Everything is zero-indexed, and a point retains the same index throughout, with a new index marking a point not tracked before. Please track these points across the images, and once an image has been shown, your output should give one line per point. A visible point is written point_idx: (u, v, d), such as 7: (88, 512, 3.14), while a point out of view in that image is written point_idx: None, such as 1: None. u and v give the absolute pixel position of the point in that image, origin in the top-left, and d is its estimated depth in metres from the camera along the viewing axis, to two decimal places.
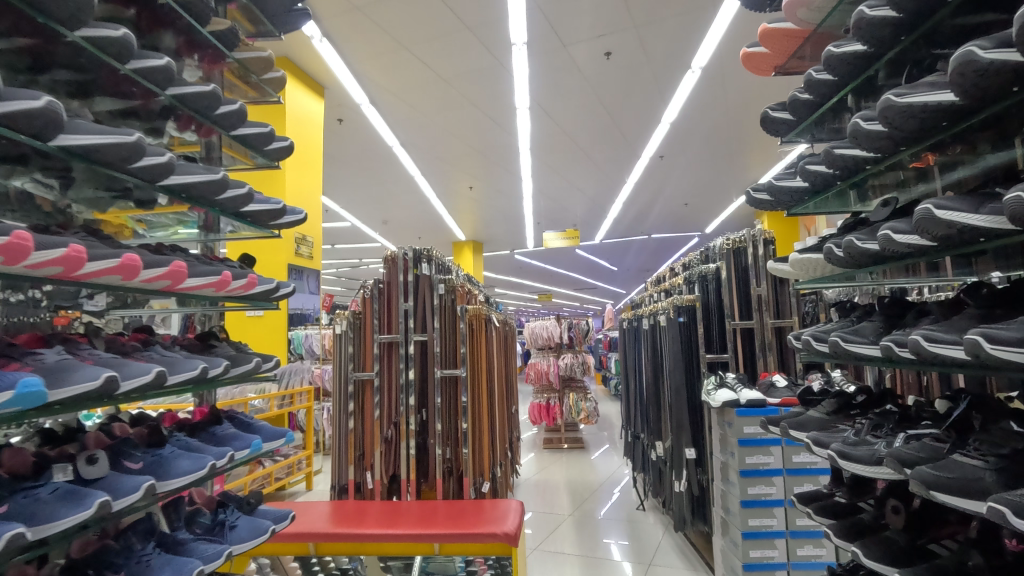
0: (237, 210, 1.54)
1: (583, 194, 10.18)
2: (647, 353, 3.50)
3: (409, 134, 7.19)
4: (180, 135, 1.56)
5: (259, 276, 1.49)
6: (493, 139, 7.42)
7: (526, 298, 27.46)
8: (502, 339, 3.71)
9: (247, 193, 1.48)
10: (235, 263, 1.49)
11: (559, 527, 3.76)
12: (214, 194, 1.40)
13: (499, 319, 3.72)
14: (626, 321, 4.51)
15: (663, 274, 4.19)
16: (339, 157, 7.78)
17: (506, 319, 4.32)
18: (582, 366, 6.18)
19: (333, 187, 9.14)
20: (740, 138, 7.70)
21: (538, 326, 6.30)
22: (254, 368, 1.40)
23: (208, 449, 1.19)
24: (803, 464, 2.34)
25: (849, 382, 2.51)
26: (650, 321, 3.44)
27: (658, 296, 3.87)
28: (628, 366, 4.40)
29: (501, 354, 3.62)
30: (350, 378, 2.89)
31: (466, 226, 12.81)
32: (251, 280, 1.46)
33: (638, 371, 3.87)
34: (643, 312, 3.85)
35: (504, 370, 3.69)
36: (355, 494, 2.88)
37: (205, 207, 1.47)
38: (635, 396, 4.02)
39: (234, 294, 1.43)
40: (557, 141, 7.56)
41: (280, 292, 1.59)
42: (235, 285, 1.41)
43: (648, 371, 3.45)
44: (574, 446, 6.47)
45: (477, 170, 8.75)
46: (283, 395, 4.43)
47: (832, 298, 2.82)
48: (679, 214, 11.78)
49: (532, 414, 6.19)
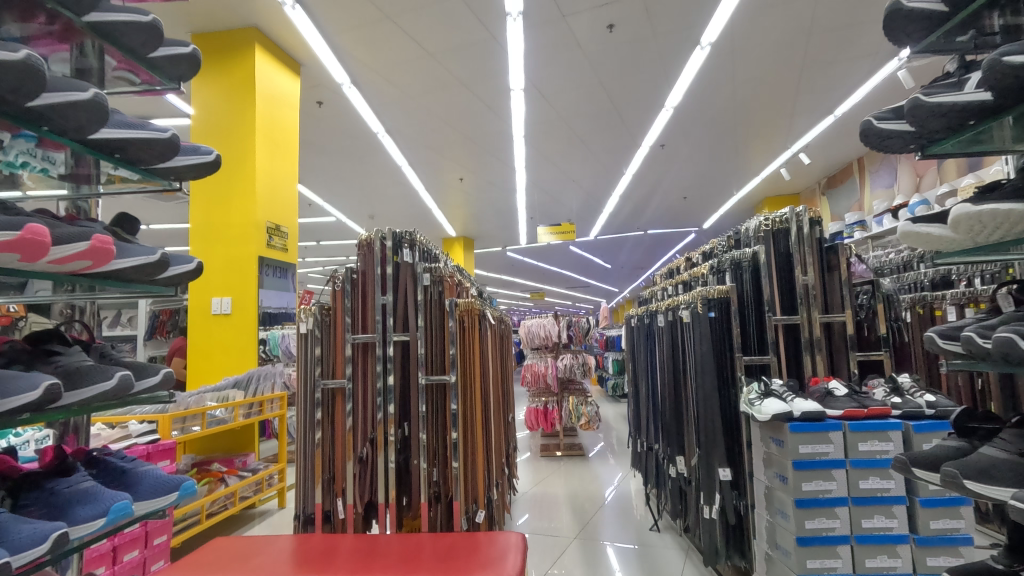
0: (79, 134, 1.08)
1: (579, 186, 9.73)
2: (665, 354, 3.06)
3: (394, 118, 6.69)
4: (22, 31, 1.08)
5: (112, 238, 1.02)
6: (485, 124, 6.94)
7: (517, 296, 27.00)
8: (498, 338, 3.25)
9: (89, 100, 0.99)
10: (83, 222, 1.09)
11: (564, 553, 3.29)
12: (20, 98, 0.90)
13: (494, 316, 3.27)
14: (635, 319, 4.07)
15: (677, 266, 3.75)
16: (319, 143, 7.27)
17: (502, 317, 3.86)
18: (582, 368, 5.73)
19: (314, 177, 8.61)
20: (747, 125, 7.28)
21: (534, 324, 5.85)
22: (121, 389, 1.02)
23: (13, 535, 0.82)
24: (871, 492, 1.87)
25: (921, 388, 2.06)
26: (668, 317, 2.99)
27: (674, 289, 3.44)
28: (637, 369, 3.95)
29: (496, 356, 3.15)
30: (317, 386, 2.42)
31: (456, 220, 12.32)
32: (99, 243, 1.00)
33: (652, 373, 3.43)
34: (657, 307, 3.41)
35: (500, 374, 3.23)
36: (323, 524, 2.40)
37: (28, 127, 1.00)
38: (647, 402, 3.58)
39: (61, 268, 0.98)
40: (553, 127, 7.10)
41: (172, 270, 1.21)
42: (62, 254, 0.95)
43: (666, 374, 3.01)
44: (573, 454, 6.01)
45: (468, 159, 8.27)
46: (251, 403, 3.92)
47: (889, 289, 2.39)
48: (677, 207, 11.38)
49: (529, 419, 5.72)
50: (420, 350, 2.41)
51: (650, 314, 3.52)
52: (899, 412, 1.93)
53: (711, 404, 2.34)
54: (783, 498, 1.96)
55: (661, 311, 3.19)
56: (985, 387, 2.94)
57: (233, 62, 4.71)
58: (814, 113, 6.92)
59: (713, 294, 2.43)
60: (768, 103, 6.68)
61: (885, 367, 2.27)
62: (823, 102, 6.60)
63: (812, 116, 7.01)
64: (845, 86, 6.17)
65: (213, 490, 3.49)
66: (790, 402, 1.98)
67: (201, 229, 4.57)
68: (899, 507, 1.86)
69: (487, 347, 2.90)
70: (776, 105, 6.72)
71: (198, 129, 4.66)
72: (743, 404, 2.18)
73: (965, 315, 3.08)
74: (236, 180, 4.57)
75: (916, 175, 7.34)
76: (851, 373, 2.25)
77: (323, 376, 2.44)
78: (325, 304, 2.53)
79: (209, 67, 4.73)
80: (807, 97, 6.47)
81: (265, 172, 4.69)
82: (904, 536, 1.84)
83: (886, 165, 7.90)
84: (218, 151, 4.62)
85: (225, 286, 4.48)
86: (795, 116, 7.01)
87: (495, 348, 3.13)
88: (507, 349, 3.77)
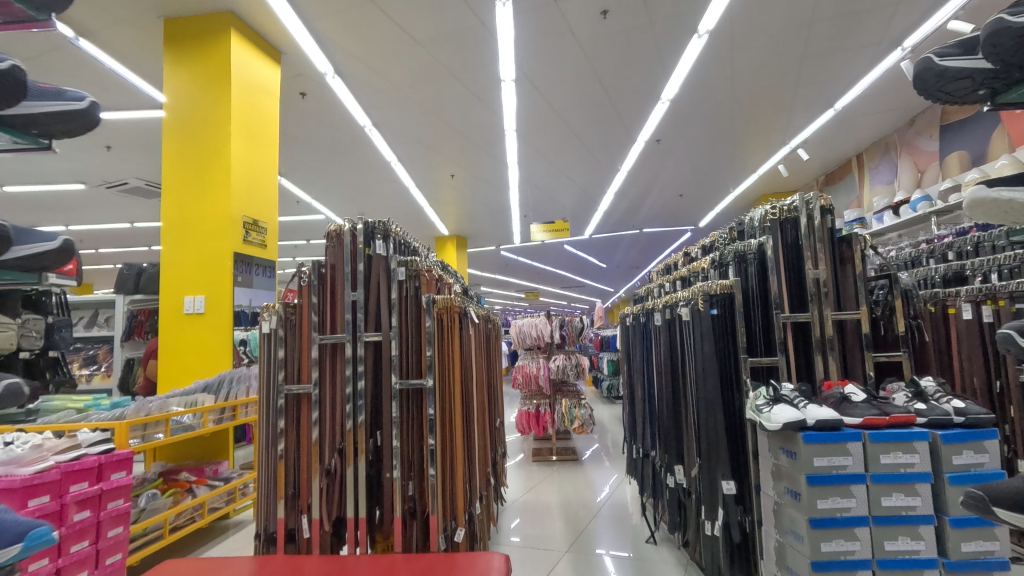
0: None
1: (573, 183, 9.53)
2: (663, 354, 2.86)
3: (381, 110, 6.46)
4: None
5: None
6: (475, 117, 6.73)
7: (512, 296, 26.79)
8: (483, 339, 3.03)
9: None
10: None
11: (557, 567, 3.08)
12: None
13: (479, 315, 3.05)
14: (630, 318, 3.86)
15: (675, 262, 3.54)
16: (304, 137, 7.04)
17: (490, 316, 3.65)
18: (575, 369, 5.52)
19: (301, 172, 8.37)
20: (745, 118, 7.10)
21: (525, 324, 5.64)
22: None
23: None
24: (894, 511, 1.66)
25: (946, 393, 1.86)
26: (666, 315, 2.78)
27: (672, 287, 3.23)
28: (632, 371, 3.74)
29: (480, 357, 2.93)
30: (279, 392, 2.19)
31: (448, 218, 12.10)
32: None
33: (648, 376, 3.22)
34: (653, 305, 3.20)
35: (485, 377, 3.01)
36: (288, 544, 2.18)
37: None
38: (643, 406, 3.36)
39: None
40: (546, 120, 6.89)
41: None
42: None
43: (664, 376, 2.80)
44: (566, 459, 5.80)
45: (459, 154, 8.05)
46: (222, 408, 3.65)
47: (907, 284, 2.19)
48: (673, 205, 11.19)
49: (520, 423, 5.50)
50: (394, 351, 2.19)
51: (646, 313, 3.32)
52: (924, 421, 1.73)
53: (713, 410, 2.13)
54: (794, 516, 1.76)
55: (658, 309, 2.99)
56: (1004, 390, 2.76)
57: (207, 48, 4.47)
58: (813, 106, 6.75)
59: (715, 289, 2.22)
60: (767, 96, 6.51)
61: (903, 370, 2.07)
62: (823, 95, 6.43)
63: (812, 109, 6.84)
64: (845, 78, 6.01)
65: (178, 501, 3.27)
66: (803, 408, 1.77)
67: (174, 224, 4.33)
68: (927, 528, 1.65)
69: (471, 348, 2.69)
70: (775, 98, 6.54)
71: (171, 119, 4.42)
72: (750, 410, 1.97)
73: (982, 313, 2.89)
74: (210, 172, 4.33)
75: (917, 169, 7.14)
76: (866, 377, 2.05)
77: (288, 381, 2.22)
78: (290, 302, 2.31)
79: (182, 53, 4.49)
80: (806, 89, 6.30)
81: (242, 164, 4.46)
82: (932, 560, 1.63)
83: (887, 161, 7.71)
84: (191, 142, 4.38)
85: (199, 284, 4.25)
86: (793, 109, 6.84)
87: (480, 349, 2.91)
88: (494, 349, 3.56)
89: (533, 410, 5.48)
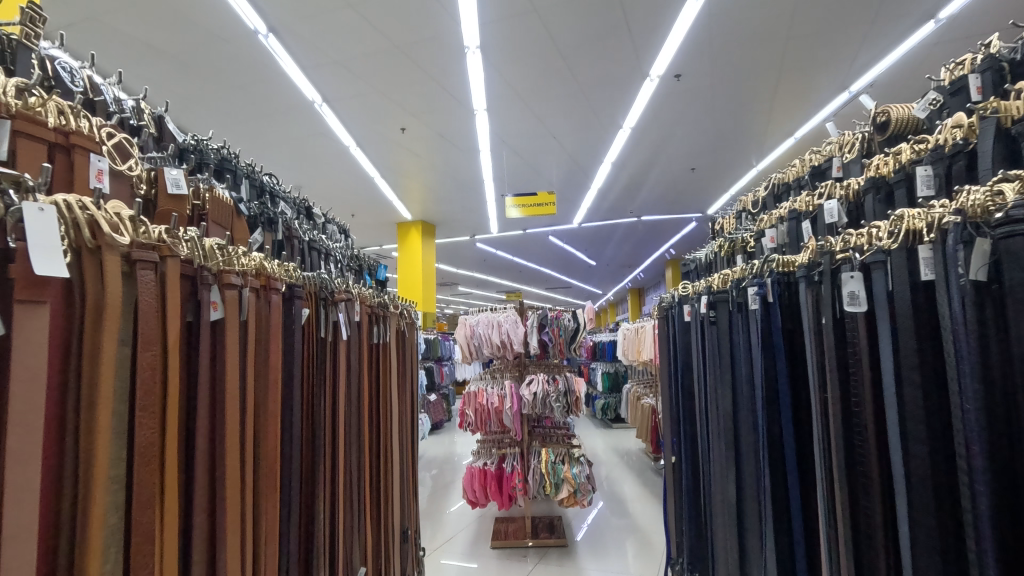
0: None
1: (559, 146, 7.49)
2: (961, 421, 0.77)
3: (287, 4, 4.39)
4: None
5: None
6: (425, 20, 4.67)
7: (491, 299, 24.68)
8: (256, 349, 0.90)
9: None
10: None
11: None
12: None
13: (253, 272, 0.91)
14: (688, 306, 1.72)
15: (819, 163, 1.47)
16: (179, 45, 4.92)
17: (364, 300, 1.56)
18: (564, 400, 3.31)
19: (197, 113, 6.24)
20: (804, 33, 5.09)
21: (485, 321, 3.46)
22: None
23: None
24: None
25: None
26: (1007, 270, 0.69)
27: (852, 216, 1.16)
28: (699, 419, 1.64)
29: (189, 419, 0.77)
30: None
31: (408, 198, 9.99)
32: None
33: (788, 462, 1.15)
34: (807, 258, 1.10)
35: (272, 469, 0.93)
36: None
37: None
38: (757, 532, 1.29)
39: None
40: (523, 25, 4.80)
41: None
42: None
43: (974, 516, 0.74)
44: (546, 544, 3.74)
45: (411, 94, 5.99)
46: None
47: None
48: (681, 182, 9.18)
49: (469, 491, 3.28)
50: None
51: (769, 278, 1.21)
52: None
53: None
54: None
55: (878, 262, 0.90)
56: None
57: None
58: (903, 16, 4.87)
59: None
60: None
61: None
62: None
63: (900, 23, 4.98)
64: None
65: None
66: None
67: None
68: None
69: (4, 421, 0.52)
70: None
71: None
72: None
73: None
74: None
75: None
76: None
77: None
78: None
79: None
80: None
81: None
82: None
83: None
84: None
85: None
86: (874, 23, 4.94)
87: (210, 395, 0.78)
88: (362, 374, 1.46)
89: (492, 466, 3.31)
